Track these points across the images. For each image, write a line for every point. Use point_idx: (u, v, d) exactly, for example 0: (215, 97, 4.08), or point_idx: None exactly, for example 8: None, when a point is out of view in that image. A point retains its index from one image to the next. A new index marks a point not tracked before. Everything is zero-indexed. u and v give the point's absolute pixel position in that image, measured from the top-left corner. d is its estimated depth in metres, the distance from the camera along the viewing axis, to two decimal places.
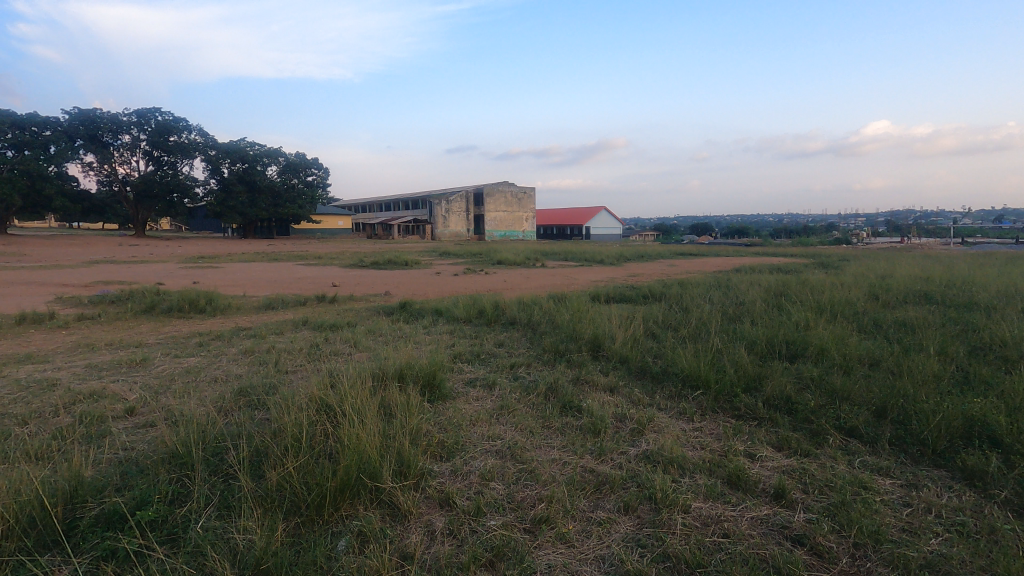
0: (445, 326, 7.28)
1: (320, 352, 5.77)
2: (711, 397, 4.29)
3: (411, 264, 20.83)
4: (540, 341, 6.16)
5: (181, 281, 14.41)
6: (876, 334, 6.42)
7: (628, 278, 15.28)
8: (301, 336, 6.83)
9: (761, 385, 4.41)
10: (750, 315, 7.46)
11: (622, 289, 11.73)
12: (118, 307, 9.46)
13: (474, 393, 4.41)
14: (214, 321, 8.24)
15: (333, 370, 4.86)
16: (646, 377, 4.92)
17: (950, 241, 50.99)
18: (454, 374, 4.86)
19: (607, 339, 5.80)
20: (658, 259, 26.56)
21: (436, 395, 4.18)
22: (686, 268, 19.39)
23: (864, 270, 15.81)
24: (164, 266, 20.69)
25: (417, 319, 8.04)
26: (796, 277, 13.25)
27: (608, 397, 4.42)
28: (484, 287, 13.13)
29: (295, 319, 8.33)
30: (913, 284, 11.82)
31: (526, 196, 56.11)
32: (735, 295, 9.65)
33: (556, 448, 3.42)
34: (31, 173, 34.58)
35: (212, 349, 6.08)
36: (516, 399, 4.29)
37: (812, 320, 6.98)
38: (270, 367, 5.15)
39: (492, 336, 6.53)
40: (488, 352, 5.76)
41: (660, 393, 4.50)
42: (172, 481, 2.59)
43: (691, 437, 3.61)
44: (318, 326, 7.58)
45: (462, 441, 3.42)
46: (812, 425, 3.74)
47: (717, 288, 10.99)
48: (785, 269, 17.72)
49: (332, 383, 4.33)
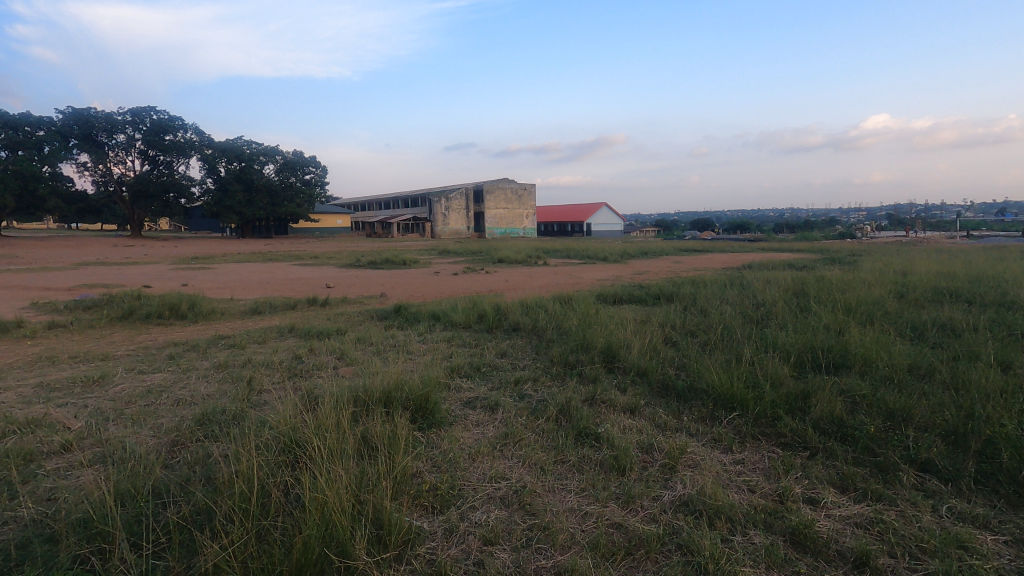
0: (442, 334, 6.66)
1: (303, 366, 5.16)
2: (750, 419, 3.68)
3: (409, 264, 20.17)
4: (546, 352, 5.54)
5: (168, 284, 13.78)
6: (919, 339, 5.80)
7: (634, 277, 14.59)
8: (285, 346, 6.22)
9: (807, 405, 3.80)
10: (775, 319, 6.82)
11: (630, 289, 11.08)
12: (93, 313, 8.82)
13: (474, 417, 3.80)
14: (194, 328, 7.63)
15: (313, 390, 4.26)
16: (670, 395, 4.31)
17: (957, 235, 50.23)
18: (450, 393, 4.25)
19: (622, 349, 5.19)
20: (663, 255, 25.92)
21: (429, 422, 3.57)
22: (693, 265, 18.75)
23: (881, 266, 15.14)
24: (154, 267, 20.05)
25: (413, 325, 7.44)
26: (812, 274, 12.58)
27: (628, 420, 3.81)
28: (485, 288, 12.50)
29: (282, 325, 7.73)
30: (937, 281, 11.19)
31: (527, 193, 55.42)
32: (752, 296, 9.03)
33: (572, 492, 2.82)
34: (23, 174, 33.95)
35: (182, 363, 5.46)
36: (523, 424, 3.68)
37: (844, 323, 6.36)
38: (243, 387, 4.54)
39: (493, 346, 5.91)
40: (490, 365, 5.15)
41: (688, 414, 3.90)
42: (80, 561, 1.99)
43: (736, 476, 3.00)
44: (305, 334, 6.96)
45: (460, 485, 2.82)
46: (877, 457, 3.14)
47: (731, 287, 10.36)
48: (797, 264, 17.08)
49: (309, 408, 3.72)
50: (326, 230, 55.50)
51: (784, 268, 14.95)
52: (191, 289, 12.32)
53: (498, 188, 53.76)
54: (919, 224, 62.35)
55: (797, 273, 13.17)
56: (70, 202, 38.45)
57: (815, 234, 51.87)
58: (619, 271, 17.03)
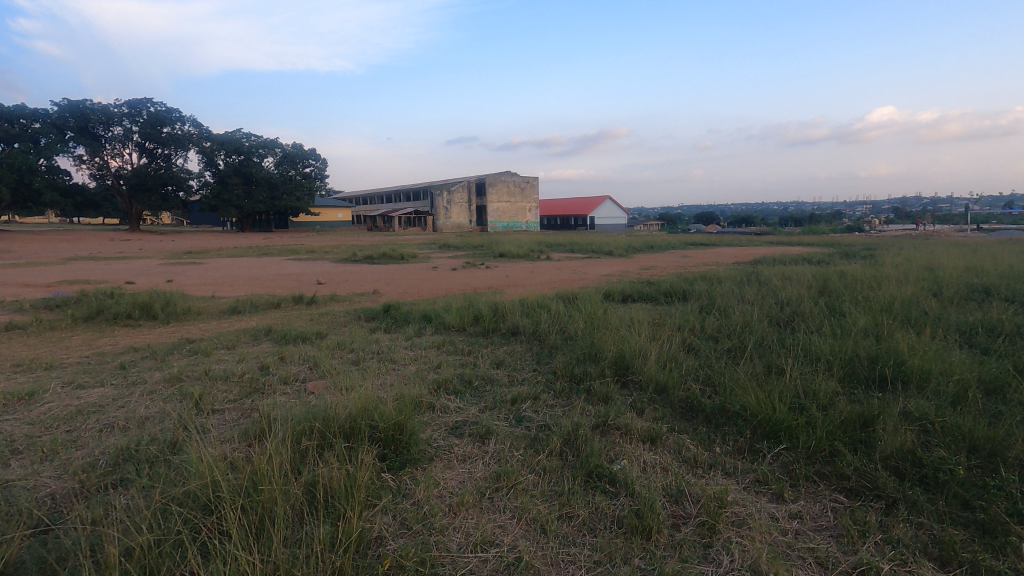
0: (432, 339, 5.95)
1: (267, 379, 4.47)
2: (800, 453, 2.98)
3: (407, 258, 19.46)
4: (548, 362, 4.82)
5: (152, 280, 13.08)
6: (974, 347, 5.07)
7: (641, 273, 13.85)
8: (255, 353, 5.51)
9: (870, 435, 3.08)
10: (803, 322, 6.09)
11: (638, 286, 10.35)
12: (58, 313, 8.13)
13: (460, 450, 3.10)
14: (162, 331, 6.95)
15: (269, 413, 3.55)
16: (696, 419, 3.61)
17: (966, 228, 49.42)
18: (433, 418, 3.54)
19: (637, 359, 4.48)
20: (670, 249, 25.17)
21: (402, 460, 2.87)
22: (702, 260, 18.00)
23: (901, 260, 14.39)
24: (144, 262, 19.34)
25: (402, 327, 6.75)
26: (832, 270, 11.85)
27: (650, 454, 3.11)
28: (484, 284, 11.79)
29: (259, 328, 7.04)
30: (968, 277, 10.43)
31: (530, 186, 54.63)
32: (772, 294, 8.30)
33: (583, 569, 2.13)
34: (19, 167, 33.33)
35: (132, 374, 4.76)
36: (520, 460, 2.98)
37: (886, 327, 5.63)
38: (191, 407, 3.84)
39: (488, 353, 5.20)
40: (483, 378, 4.44)
41: (722, 446, 3.19)
42: None
43: (796, 544, 2.31)
44: (281, 338, 6.26)
45: (434, 559, 2.13)
46: (976, 514, 2.44)
47: (749, 283, 9.64)
48: (812, 259, 16.29)
49: (256, 442, 3.02)
50: (326, 223, 54.79)
51: (799, 263, 14.22)
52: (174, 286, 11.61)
53: (500, 181, 52.95)
54: (928, 218, 61.39)
55: (816, 269, 12.42)
56: (66, 195, 37.79)
57: (822, 228, 51.05)
58: (625, 266, 16.30)
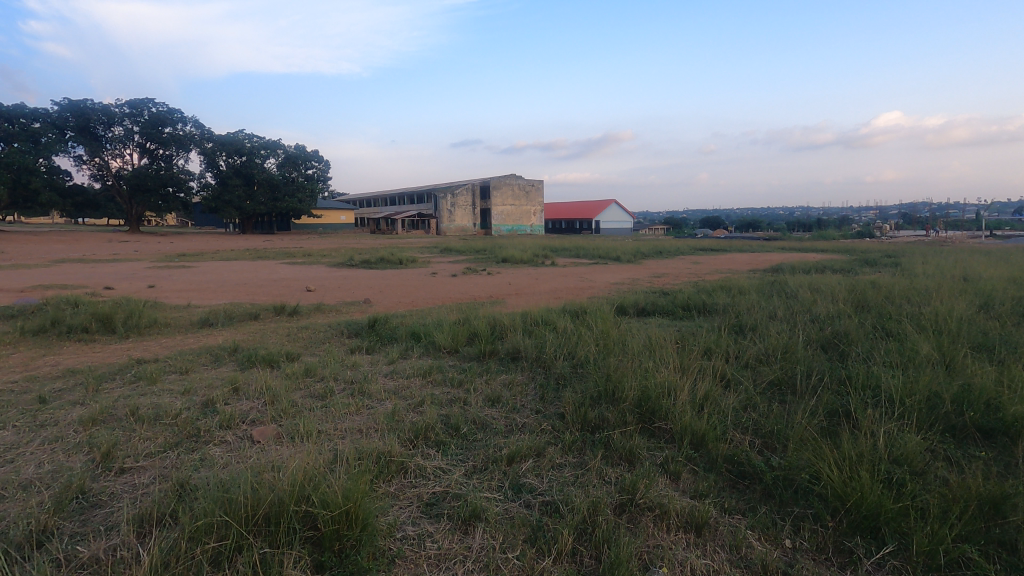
0: (418, 363, 5.09)
1: (208, 421, 3.61)
2: (916, 565, 2.11)
3: (405, 263, 18.63)
4: (554, 399, 3.96)
5: (132, 286, 12.24)
6: None
7: (653, 281, 13.03)
8: (208, 381, 4.66)
9: (1008, 534, 2.21)
10: (852, 346, 5.22)
11: (652, 297, 9.48)
12: (8, 325, 7.26)
13: (434, 548, 2.24)
14: (115, 350, 6.10)
15: (186, 482, 2.69)
16: (752, 491, 2.73)
17: (983, 233, 48.42)
18: (404, 490, 2.68)
19: (666, 398, 3.61)
20: (679, 255, 24.31)
21: (350, 571, 2.01)
22: (715, 267, 17.14)
23: (929, 269, 13.51)
24: (131, 266, 18.50)
25: (386, 347, 5.90)
26: (861, 280, 10.99)
27: (699, 555, 2.24)
28: (484, 294, 10.97)
29: (225, 345, 6.19)
30: (1013, 290, 9.53)
31: (535, 189, 53.95)
32: (805, 309, 7.44)
33: None
34: (17, 166, 32.70)
35: (48, 410, 3.90)
36: (517, 568, 2.12)
37: (956, 355, 4.74)
38: (93, 467, 2.96)
39: (482, 385, 4.32)
40: (473, 423, 3.56)
41: (798, 541, 2.32)
42: None
43: None
44: (246, 360, 5.40)
45: None
46: None
47: (774, 296, 8.78)
48: (833, 267, 15.36)
49: (148, 539, 2.16)
50: (328, 225, 54.08)
51: (822, 273, 13.29)
52: (150, 294, 10.77)
53: (505, 184, 52.23)
54: (938, 224, 60.43)
55: (843, 279, 11.52)
56: (65, 195, 37.15)
57: (832, 233, 50.29)
58: (633, 272, 15.44)
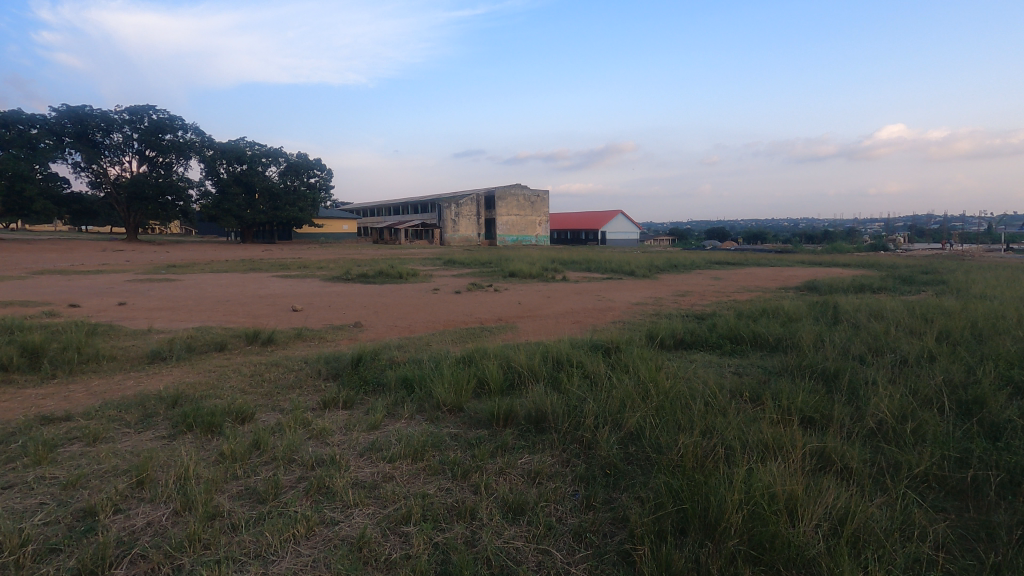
0: (409, 431, 3.72)
1: (63, 559, 2.26)
2: None
3: (404, 276, 17.32)
4: (607, 514, 2.60)
5: (99, 304, 10.94)
6: None
7: (677, 300, 11.74)
8: (111, 461, 3.29)
9: None
10: (996, 410, 3.84)
11: (687, 323, 8.15)
12: None
13: None
14: (24, 399, 4.76)
15: None
16: None
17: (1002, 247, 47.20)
18: None
19: (793, 525, 2.27)
20: (695, 268, 23.00)
21: None
22: (739, 284, 15.85)
23: (985, 288, 12.17)
24: (111, 279, 17.21)
25: (371, 399, 4.56)
26: (919, 303, 9.67)
27: None
28: (490, 315, 9.66)
29: (167, 392, 4.84)
30: None
31: (540, 200, 52.83)
32: (886, 343, 6.08)
33: None
34: (12, 173, 31.66)
35: None
36: None
37: None
38: None
39: (497, 478, 2.98)
40: (486, 568, 2.22)
41: None
42: None
43: None
44: (181, 419, 4.05)
45: None
46: None
47: (836, 325, 7.44)
48: (872, 285, 13.98)
49: None
50: (329, 235, 53.00)
51: (868, 292, 11.93)
52: (111, 314, 9.47)
53: (510, 194, 51.16)
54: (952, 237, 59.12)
55: (897, 300, 10.17)
56: (62, 203, 36.14)
57: (846, 245, 48.98)
58: (653, 290, 14.10)
